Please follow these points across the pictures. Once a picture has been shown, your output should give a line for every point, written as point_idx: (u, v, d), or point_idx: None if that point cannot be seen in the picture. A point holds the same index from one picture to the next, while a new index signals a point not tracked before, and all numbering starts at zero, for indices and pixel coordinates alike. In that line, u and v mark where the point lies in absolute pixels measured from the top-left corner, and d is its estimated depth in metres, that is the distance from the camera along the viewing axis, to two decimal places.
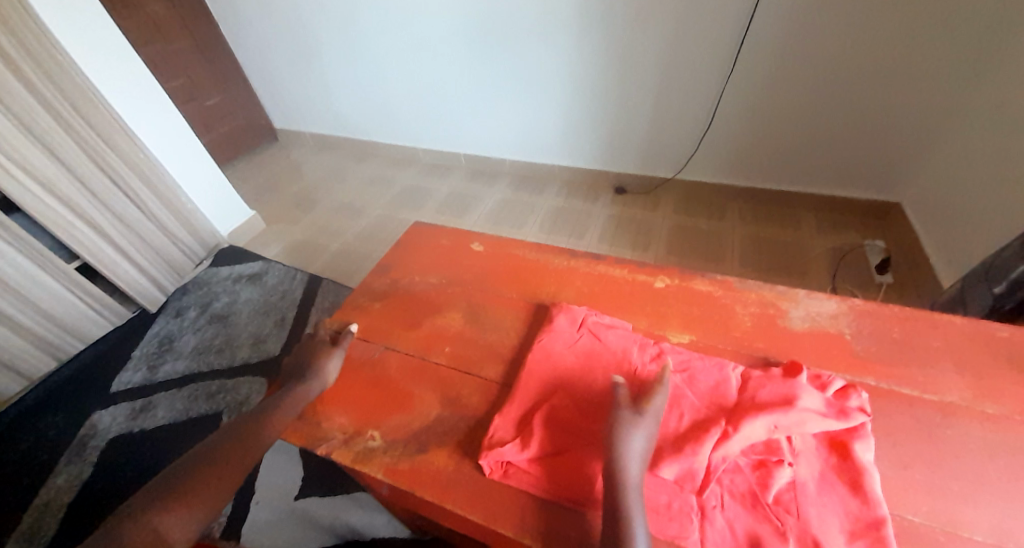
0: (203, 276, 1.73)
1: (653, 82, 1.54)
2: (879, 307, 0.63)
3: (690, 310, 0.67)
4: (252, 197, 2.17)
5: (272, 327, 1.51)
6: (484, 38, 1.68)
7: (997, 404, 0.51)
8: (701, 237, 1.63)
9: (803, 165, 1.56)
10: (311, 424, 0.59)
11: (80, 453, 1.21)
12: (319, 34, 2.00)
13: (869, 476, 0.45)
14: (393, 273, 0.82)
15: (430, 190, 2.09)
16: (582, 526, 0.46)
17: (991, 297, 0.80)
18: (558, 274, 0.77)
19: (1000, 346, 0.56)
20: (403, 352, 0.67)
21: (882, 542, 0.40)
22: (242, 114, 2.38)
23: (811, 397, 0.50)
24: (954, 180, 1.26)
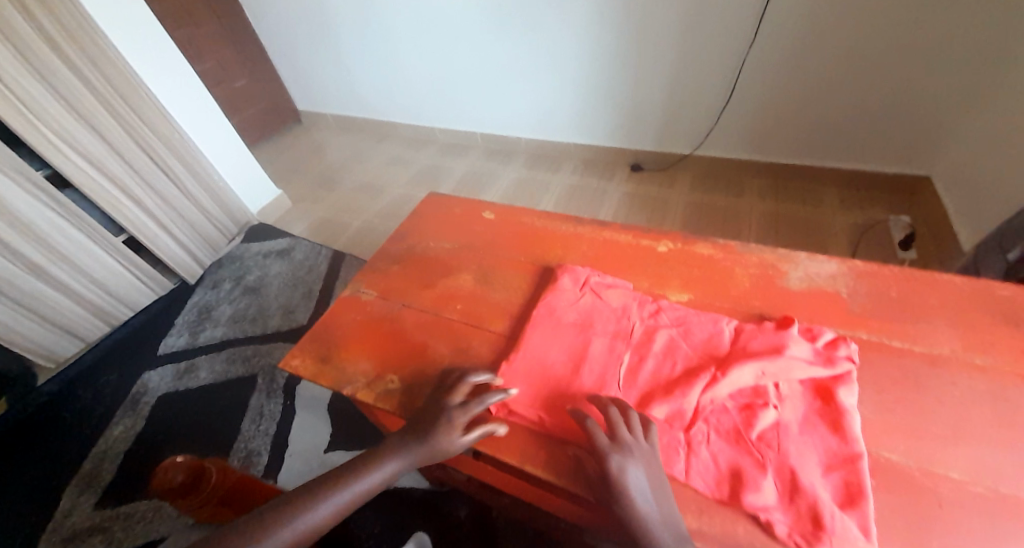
0: (236, 251, 1.84)
1: (670, 56, 1.52)
2: (878, 268, 0.65)
3: (690, 271, 0.71)
4: (279, 178, 2.27)
5: (300, 298, 1.60)
6: (500, 13, 1.67)
7: (987, 356, 0.53)
8: (717, 214, 1.63)
9: (827, 138, 1.52)
10: (337, 368, 0.66)
11: (133, 408, 1.34)
12: (339, 15, 2.03)
13: (850, 417, 0.48)
14: (410, 239, 0.87)
15: (447, 169, 2.13)
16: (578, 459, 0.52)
17: (1006, 264, 0.81)
18: (566, 239, 0.81)
19: (998, 304, 0.57)
20: (419, 308, 0.72)
21: (855, 473, 0.44)
22: (268, 96, 2.46)
23: (799, 346, 0.53)
24: (988, 150, 1.22)
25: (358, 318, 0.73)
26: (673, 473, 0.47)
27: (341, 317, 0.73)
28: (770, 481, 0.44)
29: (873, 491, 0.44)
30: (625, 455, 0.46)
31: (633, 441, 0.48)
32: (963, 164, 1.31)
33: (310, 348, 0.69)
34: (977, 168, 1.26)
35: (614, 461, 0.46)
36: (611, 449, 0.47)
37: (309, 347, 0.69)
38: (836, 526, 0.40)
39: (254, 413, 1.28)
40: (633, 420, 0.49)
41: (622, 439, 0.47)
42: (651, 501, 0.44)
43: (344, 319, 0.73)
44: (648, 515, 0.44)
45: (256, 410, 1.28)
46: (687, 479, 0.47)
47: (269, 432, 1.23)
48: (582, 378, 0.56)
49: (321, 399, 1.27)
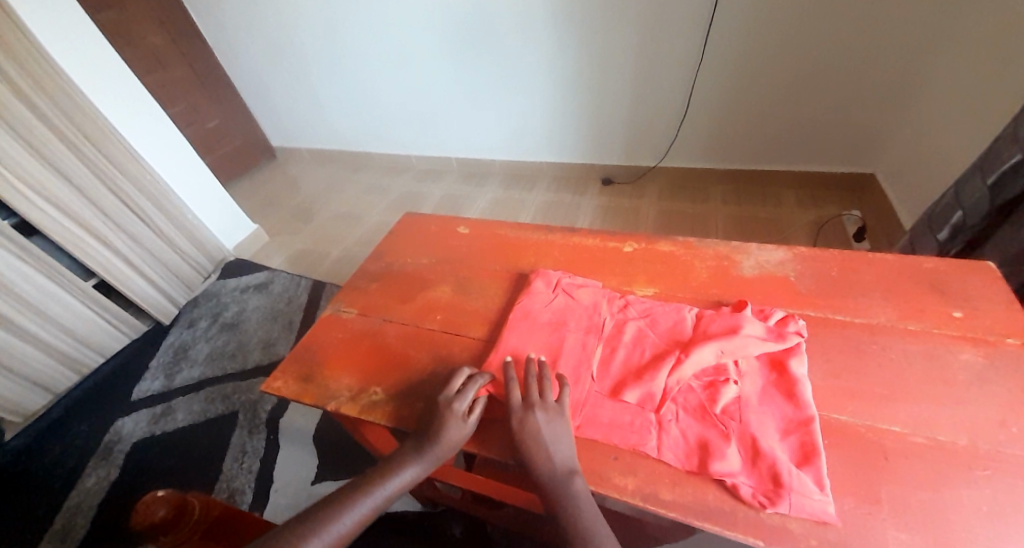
0: (213, 287, 1.82)
1: (628, 76, 1.63)
2: (822, 252, 0.71)
3: (654, 267, 0.76)
4: (255, 213, 2.27)
5: (281, 329, 1.59)
6: (466, 42, 1.75)
7: (919, 321, 0.58)
8: (685, 219, 1.71)
9: (777, 142, 1.63)
10: (320, 386, 0.67)
11: (107, 457, 1.29)
12: (309, 52, 2.09)
13: (802, 385, 0.52)
14: (388, 257, 0.90)
15: (425, 194, 2.18)
16: None
17: (937, 243, 0.90)
18: (538, 247, 0.85)
19: (927, 276, 0.64)
20: (399, 322, 0.75)
21: (809, 435, 0.48)
22: (241, 133, 2.48)
23: (753, 325, 0.58)
24: (918, 144, 1.33)
25: (340, 336, 0.74)
26: (647, 451, 0.51)
27: (323, 336, 0.75)
28: (734, 449, 0.48)
29: (827, 450, 0.48)
30: (529, 412, 0.54)
31: (540, 399, 0.55)
32: (899, 159, 1.43)
33: (293, 369, 0.70)
34: (910, 162, 1.37)
35: (518, 418, 0.53)
36: (518, 408, 0.54)
37: (291, 368, 0.70)
38: (793, 482, 0.44)
39: (237, 450, 1.25)
40: (545, 385, 0.56)
41: (530, 400, 0.55)
42: (556, 448, 0.51)
43: (325, 338, 0.74)
44: (553, 460, 0.51)
45: (238, 447, 1.26)
46: (660, 455, 0.50)
47: (253, 469, 1.20)
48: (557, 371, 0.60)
49: (307, 429, 1.26)
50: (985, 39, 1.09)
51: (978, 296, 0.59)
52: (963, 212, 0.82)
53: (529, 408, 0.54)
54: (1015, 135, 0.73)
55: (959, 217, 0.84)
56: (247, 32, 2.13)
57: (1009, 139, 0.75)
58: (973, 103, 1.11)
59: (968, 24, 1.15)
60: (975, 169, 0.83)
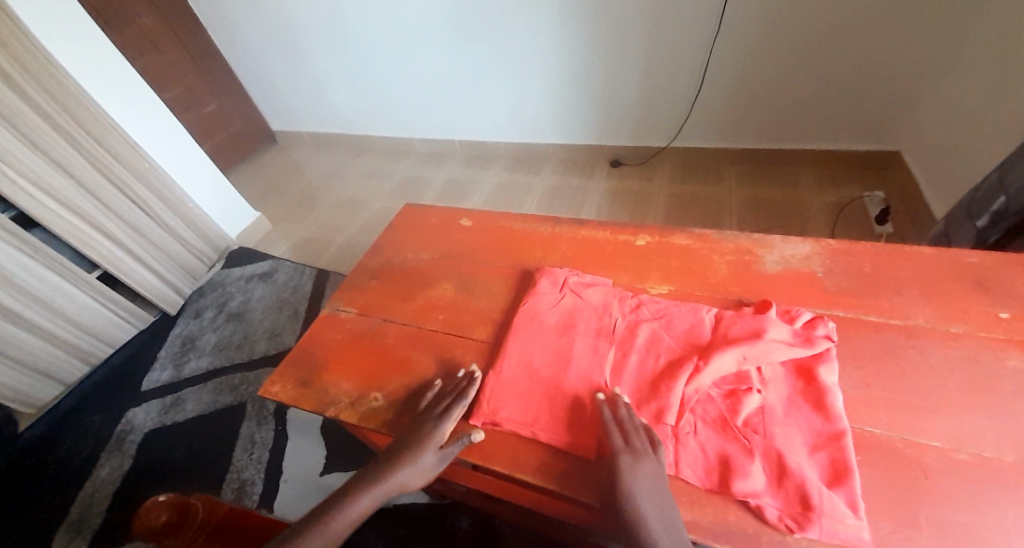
0: (217, 278, 1.81)
1: (639, 50, 1.53)
2: (851, 246, 0.66)
3: (669, 263, 0.71)
4: (257, 200, 2.24)
5: (286, 320, 1.58)
6: (468, 17, 1.66)
7: (960, 323, 0.53)
8: (698, 202, 1.64)
9: (797, 120, 1.54)
10: (319, 390, 0.64)
11: (119, 447, 1.30)
12: (305, 30, 2.01)
13: (832, 394, 0.48)
14: (388, 252, 0.87)
15: (429, 179, 2.12)
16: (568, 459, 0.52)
17: (975, 231, 0.83)
18: (545, 241, 0.81)
19: (968, 272, 0.59)
20: (400, 322, 0.72)
21: (841, 451, 0.44)
22: (239, 117, 2.43)
23: (778, 329, 0.54)
24: (952, 120, 1.24)
25: (339, 336, 0.71)
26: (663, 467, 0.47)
27: (322, 337, 0.72)
28: (758, 467, 0.44)
29: (859, 467, 0.44)
30: (637, 456, 0.46)
31: (645, 446, 0.47)
32: (930, 136, 1.34)
33: (291, 372, 0.68)
34: (942, 139, 1.28)
35: (625, 461, 0.46)
36: (624, 450, 0.47)
37: (288, 372, 0.68)
38: (824, 504, 0.40)
39: (246, 441, 1.25)
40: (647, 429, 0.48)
41: (637, 444, 0.47)
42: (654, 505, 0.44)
43: (324, 340, 0.72)
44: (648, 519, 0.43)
45: (247, 438, 1.26)
46: (677, 471, 0.47)
47: (262, 460, 1.20)
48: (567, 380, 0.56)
49: (314, 422, 1.25)
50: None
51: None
52: (1007, 197, 0.76)
53: (635, 452, 0.46)
54: None
55: (1002, 203, 0.77)
56: (241, 11, 2.05)
57: None
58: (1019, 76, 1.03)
59: None
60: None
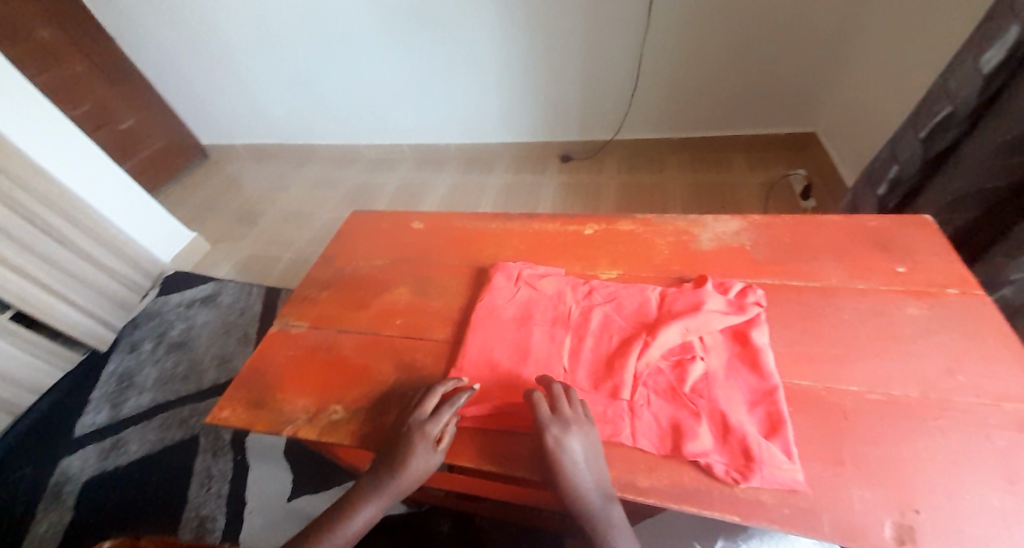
0: (153, 306, 1.68)
1: (575, 47, 1.59)
2: (774, 219, 0.72)
3: (616, 248, 0.75)
4: (192, 220, 2.10)
5: (235, 344, 1.50)
6: (403, 19, 1.65)
7: (868, 280, 0.60)
8: (644, 190, 1.72)
9: (724, 107, 1.65)
10: (273, 410, 0.62)
11: (55, 500, 1.19)
12: (229, 37, 1.91)
13: (764, 354, 0.53)
14: (338, 262, 0.85)
15: (379, 186, 2.08)
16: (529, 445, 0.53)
17: (877, 198, 0.95)
18: (497, 237, 0.82)
19: (872, 234, 0.66)
20: (356, 331, 0.70)
21: (775, 404, 0.49)
22: (164, 133, 2.26)
23: (715, 300, 0.59)
24: (854, 101, 1.38)
25: (292, 353, 0.69)
26: (622, 440, 0.50)
27: (273, 355, 0.70)
28: (705, 428, 0.48)
29: (793, 416, 0.49)
30: (563, 429, 0.48)
31: (572, 414, 0.50)
32: (838, 116, 1.48)
33: (241, 395, 0.65)
34: (847, 117, 1.42)
35: (552, 434, 0.48)
36: (550, 422, 0.49)
37: (239, 395, 0.65)
38: (763, 455, 0.45)
39: (201, 476, 1.18)
40: (575, 398, 0.51)
41: (563, 414, 0.49)
42: (589, 472, 0.47)
43: (275, 358, 0.69)
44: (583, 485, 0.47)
45: (203, 473, 1.18)
46: (635, 442, 0.49)
47: (222, 493, 1.14)
48: (526, 367, 0.58)
49: (276, 446, 1.20)
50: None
51: (920, 249, 0.62)
52: (900, 166, 0.87)
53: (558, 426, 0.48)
54: (945, 87, 0.77)
55: (897, 171, 0.89)
56: (155, 19, 1.92)
57: (938, 91, 0.79)
58: (901, 59, 1.16)
59: None
60: (909, 124, 0.87)
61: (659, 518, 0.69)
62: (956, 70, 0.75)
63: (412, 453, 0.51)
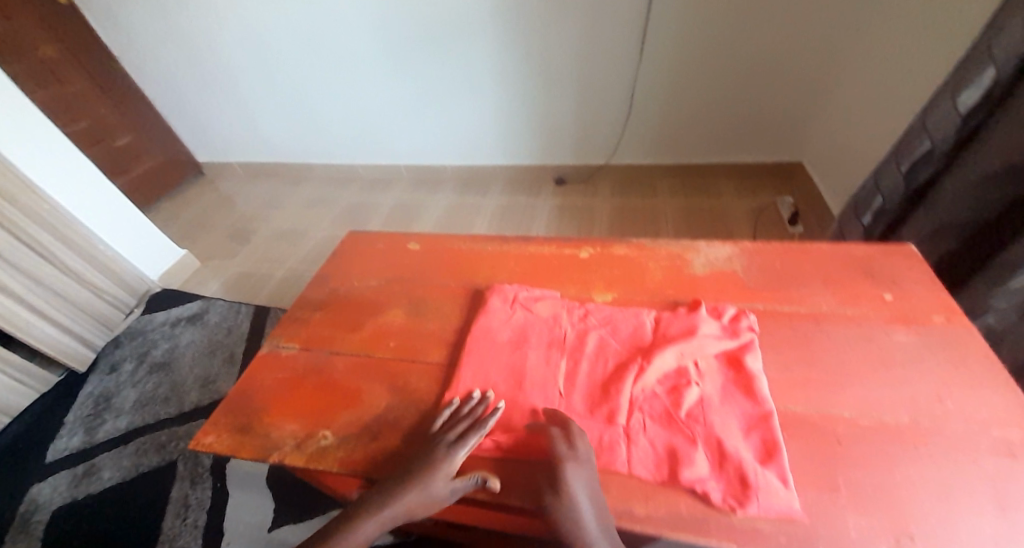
0: (138, 324, 1.64)
1: (571, 75, 1.64)
2: (764, 246, 0.74)
3: (611, 272, 0.76)
4: (183, 237, 2.08)
5: (221, 364, 1.47)
6: (405, 45, 1.70)
7: (856, 307, 0.61)
8: (637, 214, 1.75)
9: (713, 135, 1.71)
10: (260, 436, 0.60)
11: (21, 530, 1.13)
12: (231, 58, 1.95)
13: (757, 380, 0.53)
14: (332, 282, 0.84)
15: (374, 205, 2.08)
16: (525, 471, 0.52)
17: (863, 227, 0.98)
18: (493, 259, 0.83)
19: (858, 262, 0.68)
20: (349, 353, 0.70)
21: (770, 431, 0.49)
22: (160, 151, 2.27)
23: (708, 325, 0.60)
24: (836, 132, 1.44)
25: (282, 376, 0.68)
26: (618, 467, 0.49)
27: (261, 378, 0.68)
28: (701, 454, 0.48)
29: (787, 443, 0.49)
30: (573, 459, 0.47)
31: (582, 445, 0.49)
32: (821, 146, 1.54)
33: (227, 420, 0.63)
34: (831, 147, 1.48)
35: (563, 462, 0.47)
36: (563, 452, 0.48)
37: (224, 420, 0.63)
38: (759, 481, 0.44)
39: (178, 505, 1.13)
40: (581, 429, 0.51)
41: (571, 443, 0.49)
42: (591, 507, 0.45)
43: (263, 381, 0.68)
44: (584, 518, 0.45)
45: (179, 501, 1.14)
46: (631, 469, 0.49)
47: (199, 523, 1.09)
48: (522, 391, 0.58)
49: (259, 472, 1.16)
50: (882, 34, 1.21)
51: (905, 278, 0.64)
52: (884, 197, 0.91)
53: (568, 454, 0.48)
54: (924, 125, 0.81)
55: (880, 202, 0.93)
56: (159, 40, 1.95)
57: (917, 128, 0.83)
58: (879, 94, 1.23)
59: (867, 20, 1.27)
60: (891, 157, 0.91)
61: None
62: (934, 109, 0.80)
63: (435, 471, 0.50)
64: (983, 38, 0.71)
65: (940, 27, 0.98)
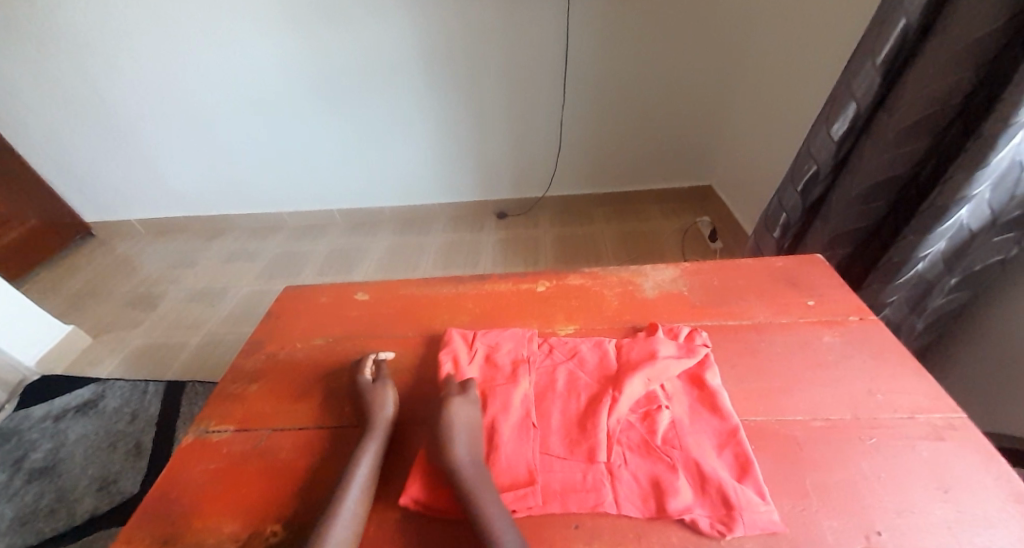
0: (9, 424, 1.36)
1: (502, 112, 1.74)
2: (702, 265, 0.80)
3: (569, 303, 0.77)
4: (69, 310, 1.79)
5: (123, 460, 1.24)
6: (333, 87, 1.71)
7: (789, 314, 0.68)
8: (577, 242, 1.82)
9: (635, 162, 1.87)
10: (189, 546, 0.51)
11: None
12: (134, 106, 1.81)
13: (720, 396, 0.56)
14: (268, 346, 0.77)
15: (307, 253, 1.96)
16: None
17: (774, 241, 1.08)
18: (448, 302, 0.81)
19: (781, 273, 0.75)
20: (296, 427, 0.63)
21: (740, 445, 0.51)
22: (37, 213, 1.97)
23: (666, 346, 0.62)
24: (738, 153, 1.63)
25: (214, 466, 0.59)
26: (606, 508, 0.47)
27: (185, 473, 0.59)
28: (683, 480, 0.48)
29: (756, 455, 0.51)
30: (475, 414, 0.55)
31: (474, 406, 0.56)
32: (728, 167, 1.73)
33: (141, 532, 0.53)
34: (735, 167, 1.67)
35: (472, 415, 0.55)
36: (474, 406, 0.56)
37: (139, 534, 0.52)
38: (741, 500, 0.45)
39: None
40: (558, 352, 0.66)
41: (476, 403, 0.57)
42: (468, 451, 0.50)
43: (188, 476, 0.58)
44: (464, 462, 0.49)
45: None
46: (620, 509, 0.47)
47: None
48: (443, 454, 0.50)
49: None
50: (758, 70, 1.44)
51: (823, 283, 0.72)
52: (787, 213, 1.02)
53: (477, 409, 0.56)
54: (807, 150, 0.93)
55: (785, 218, 1.03)
56: (42, 87, 1.77)
57: (802, 153, 0.95)
58: (763, 118, 1.43)
59: (746, 60, 1.51)
60: (784, 180, 1.02)
61: None
62: (812, 137, 0.91)
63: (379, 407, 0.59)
64: (842, 79, 0.84)
65: (803, 69, 1.19)
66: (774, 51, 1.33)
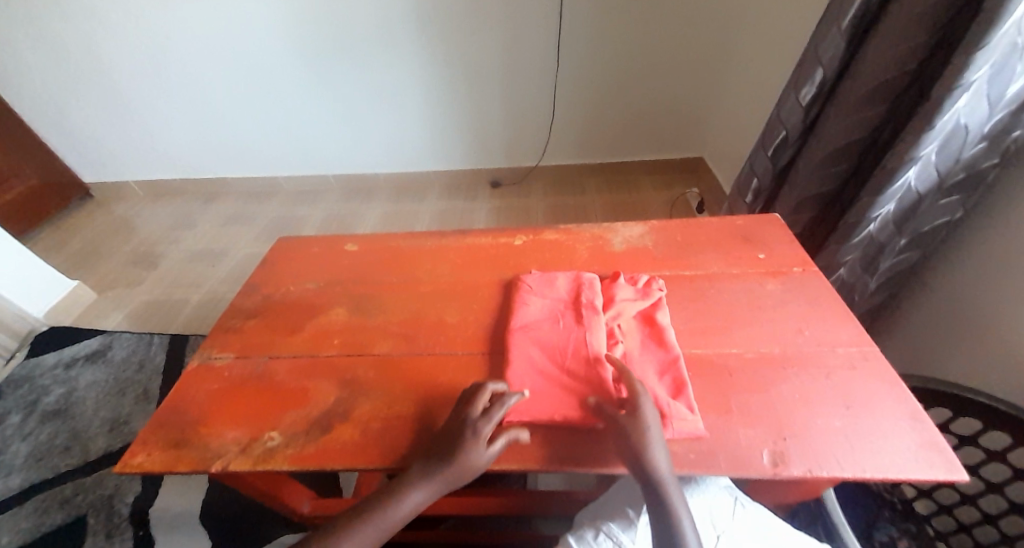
0: (23, 371, 1.45)
1: (495, 81, 1.75)
2: (668, 223, 0.86)
3: (543, 255, 0.83)
4: (73, 268, 1.85)
5: (132, 405, 1.33)
6: (328, 51, 1.70)
7: (740, 266, 0.74)
8: (567, 210, 1.87)
9: (628, 132, 1.89)
10: (197, 447, 0.58)
11: None
12: (128, 64, 1.81)
13: (667, 331, 0.63)
14: (265, 289, 0.83)
15: (305, 217, 2.01)
16: None
17: (747, 206, 1.14)
18: (431, 253, 0.87)
19: (740, 230, 0.81)
20: (290, 356, 0.70)
21: (679, 370, 0.58)
22: (35, 173, 2.00)
23: (626, 290, 0.69)
24: (729, 124, 1.66)
25: (217, 387, 0.66)
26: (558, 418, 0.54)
27: (191, 392, 0.66)
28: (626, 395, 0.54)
29: (692, 380, 0.58)
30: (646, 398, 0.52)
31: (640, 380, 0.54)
32: (719, 138, 1.76)
33: (156, 438, 0.61)
34: (726, 138, 1.70)
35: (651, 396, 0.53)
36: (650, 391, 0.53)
37: (153, 438, 0.60)
38: (671, 411, 0.52)
39: None
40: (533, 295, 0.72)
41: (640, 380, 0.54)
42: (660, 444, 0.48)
43: (195, 394, 0.66)
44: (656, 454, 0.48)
45: None
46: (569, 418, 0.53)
47: None
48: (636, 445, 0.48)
49: (190, 512, 1.07)
50: (751, 38, 1.45)
51: (776, 239, 0.78)
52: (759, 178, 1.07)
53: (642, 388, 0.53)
54: (779, 117, 0.98)
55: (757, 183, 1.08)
56: (34, 44, 1.76)
57: (775, 120, 1.00)
58: (754, 87, 1.45)
59: (739, 28, 1.52)
60: (756, 147, 1.07)
61: (612, 491, 0.63)
62: (783, 104, 0.96)
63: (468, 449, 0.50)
64: (812, 46, 0.88)
65: (790, 38, 1.21)
66: (766, 19, 1.34)
